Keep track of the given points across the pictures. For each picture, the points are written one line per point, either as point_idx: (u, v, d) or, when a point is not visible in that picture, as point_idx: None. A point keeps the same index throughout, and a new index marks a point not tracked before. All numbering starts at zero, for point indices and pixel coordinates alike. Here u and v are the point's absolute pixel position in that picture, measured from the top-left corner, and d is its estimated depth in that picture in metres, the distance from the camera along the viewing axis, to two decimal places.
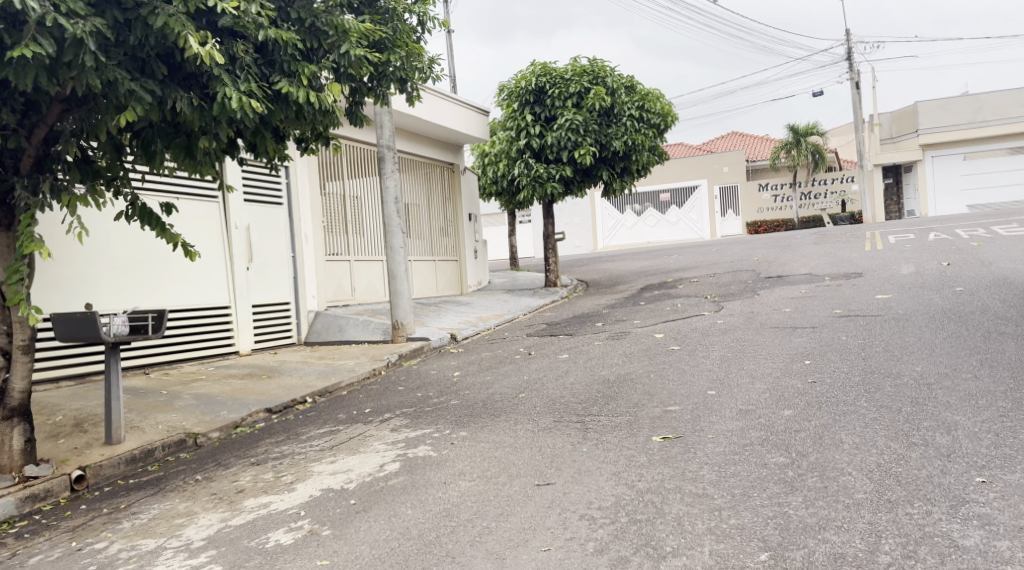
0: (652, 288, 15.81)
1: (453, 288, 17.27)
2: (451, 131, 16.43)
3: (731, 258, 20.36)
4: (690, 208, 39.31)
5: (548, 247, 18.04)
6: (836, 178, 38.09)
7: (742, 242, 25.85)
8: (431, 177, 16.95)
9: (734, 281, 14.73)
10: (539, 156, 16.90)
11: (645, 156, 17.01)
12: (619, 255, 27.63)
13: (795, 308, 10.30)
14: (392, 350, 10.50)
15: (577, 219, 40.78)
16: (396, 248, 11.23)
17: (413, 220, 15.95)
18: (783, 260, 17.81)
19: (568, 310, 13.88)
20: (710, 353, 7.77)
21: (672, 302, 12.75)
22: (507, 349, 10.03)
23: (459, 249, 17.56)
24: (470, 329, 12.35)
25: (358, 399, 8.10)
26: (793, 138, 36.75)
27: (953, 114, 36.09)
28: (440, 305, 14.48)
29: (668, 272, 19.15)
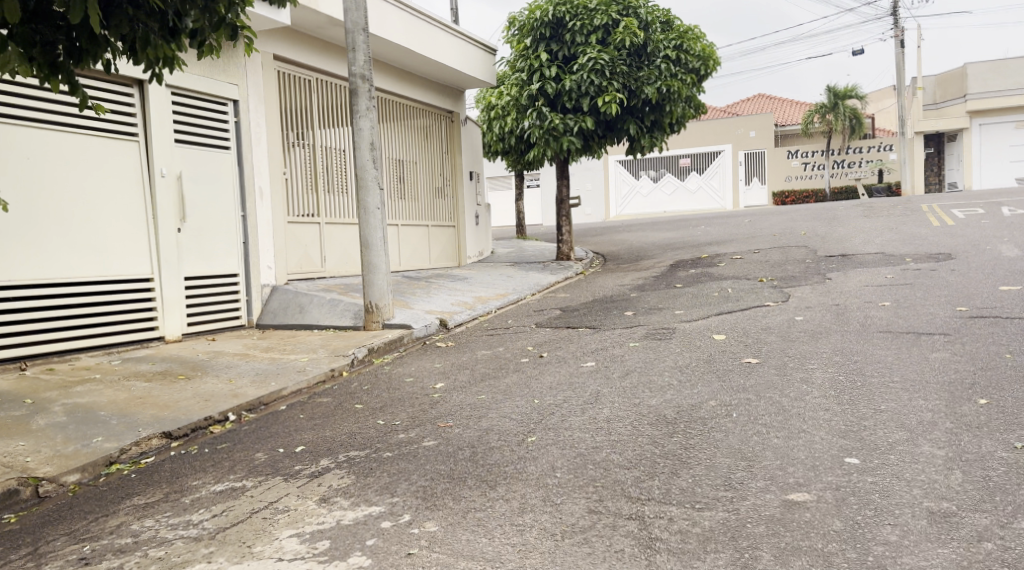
0: (687, 266, 13.27)
1: (450, 259, 14.76)
2: (446, 69, 13.94)
3: (772, 231, 17.74)
4: (712, 175, 36.56)
5: (562, 213, 15.48)
6: (874, 145, 35.50)
7: (777, 213, 23.19)
8: (425, 127, 14.35)
9: (790, 260, 12.18)
10: (554, 104, 14.29)
11: (681, 107, 14.46)
12: (638, 225, 25.00)
13: (895, 302, 7.78)
14: (362, 343, 8.04)
15: (589, 184, 38.13)
16: (373, 209, 8.71)
17: (401, 177, 13.39)
18: (839, 236, 15.20)
19: (587, 292, 11.36)
20: (810, 374, 5.27)
21: (720, 286, 10.22)
22: (512, 347, 7.55)
23: (458, 214, 15.02)
24: (467, 314, 9.90)
25: (295, 424, 5.62)
26: (830, 100, 34.20)
27: (1005, 78, 33.29)
28: (431, 281, 12.01)
29: (700, 246, 16.57)
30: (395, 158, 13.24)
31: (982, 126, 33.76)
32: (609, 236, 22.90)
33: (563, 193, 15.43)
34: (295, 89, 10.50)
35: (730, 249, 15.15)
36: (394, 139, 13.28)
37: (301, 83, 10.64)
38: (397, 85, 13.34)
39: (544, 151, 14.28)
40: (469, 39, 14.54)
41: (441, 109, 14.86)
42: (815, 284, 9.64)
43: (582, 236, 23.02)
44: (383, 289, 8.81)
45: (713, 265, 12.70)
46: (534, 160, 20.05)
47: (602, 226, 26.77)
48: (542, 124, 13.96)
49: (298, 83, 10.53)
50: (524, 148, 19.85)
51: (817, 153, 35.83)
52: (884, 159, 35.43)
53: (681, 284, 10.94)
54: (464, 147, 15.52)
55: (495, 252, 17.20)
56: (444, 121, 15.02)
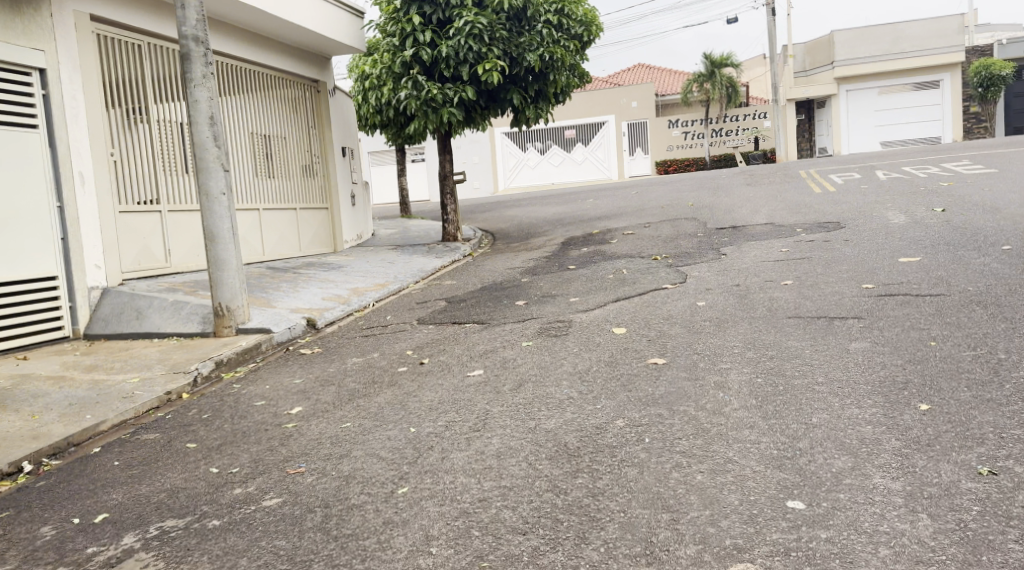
0: (577, 244, 12.58)
1: (325, 244, 13.56)
2: (301, 31, 12.71)
3: (660, 204, 17.32)
4: (597, 145, 36.23)
5: (445, 190, 14.47)
6: (749, 114, 36.15)
7: (664, 184, 22.91)
8: (286, 101, 13.10)
9: (681, 235, 11.66)
10: (431, 73, 13.28)
11: (564, 75, 13.80)
12: (525, 200, 24.28)
13: (799, 281, 7.25)
14: (208, 355, 6.91)
15: (476, 157, 36.83)
16: (216, 195, 7.65)
17: (262, 157, 12.12)
18: (727, 206, 14.85)
19: (472, 279, 10.47)
20: (726, 378, 4.58)
21: (613, 267, 9.55)
22: (388, 353, 6.60)
23: (332, 195, 13.82)
24: (339, 310, 8.84)
25: (110, 476, 4.53)
26: (707, 70, 34.47)
27: (869, 44, 34.20)
28: (302, 273, 10.83)
29: (588, 222, 15.95)
30: (253, 135, 11.98)
31: (850, 92, 34.72)
32: (496, 212, 22.07)
33: (445, 169, 14.41)
34: (120, 59, 9.20)
35: (618, 224, 14.58)
36: (250, 114, 12.01)
37: (128, 52, 9.33)
38: (248, 53, 12.08)
39: (421, 124, 13.25)
40: (331, 1, 13.30)
41: (303, 80, 13.62)
42: (711, 262, 9.08)
43: (468, 214, 22.13)
44: (234, 288, 7.74)
45: (604, 243, 12.05)
46: (413, 133, 18.93)
47: (489, 201, 25.92)
48: (419, 95, 12.93)
49: (123, 53, 9.22)
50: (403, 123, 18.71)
51: (697, 121, 36.15)
52: (759, 127, 36.12)
53: (571, 267, 10.21)
54: (334, 122, 14.30)
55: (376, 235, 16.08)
56: (309, 94, 13.78)
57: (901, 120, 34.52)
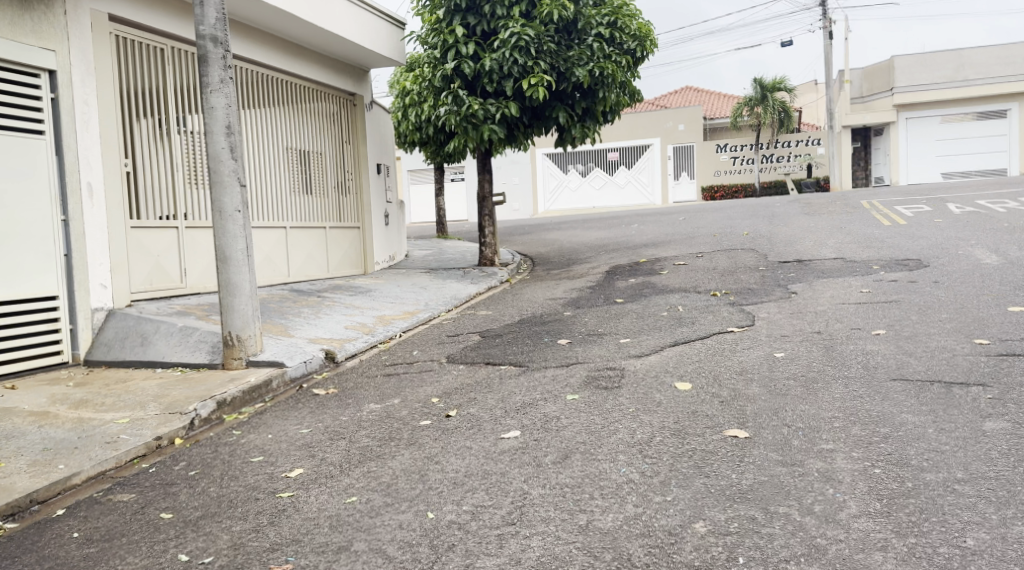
0: (624, 273, 11.64)
1: (355, 264, 12.76)
2: (339, 40, 11.97)
3: (712, 231, 16.30)
4: (640, 170, 35.38)
5: (484, 212, 13.65)
6: (802, 140, 34.66)
7: (713, 210, 21.87)
8: (319, 112, 12.36)
9: (741, 268, 10.67)
10: (472, 88, 12.50)
11: (615, 94, 12.89)
12: (567, 222, 23.39)
13: (892, 330, 6.24)
14: (209, 392, 6.09)
15: (516, 178, 36.55)
16: (230, 214, 6.83)
17: (290, 171, 11.38)
18: (787, 237, 13.79)
19: (510, 309, 9.58)
20: (828, 464, 3.61)
21: (668, 302, 8.60)
22: (411, 399, 5.71)
23: (364, 213, 13.03)
24: (362, 342, 7.98)
25: (59, 554, 3.69)
26: (758, 93, 33.24)
27: (931, 71, 32.87)
28: (326, 298, 10.01)
29: (635, 249, 15.00)
30: (282, 148, 11.25)
31: (909, 120, 33.34)
32: (537, 235, 21.20)
33: (484, 190, 13.60)
34: (138, 62, 8.52)
35: (668, 252, 13.61)
36: (280, 125, 11.29)
37: (148, 56, 8.67)
38: (284, 62, 11.40)
39: (461, 141, 12.45)
40: (372, 9, 12.62)
41: (339, 91, 12.89)
42: (780, 300, 8.09)
43: (507, 236, 21.31)
44: (246, 316, 6.90)
45: (656, 273, 11.08)
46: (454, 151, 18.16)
47: (531, 223, 25.10)
48: (459, 111, 12.14)
49: (143, 56, 8.54)
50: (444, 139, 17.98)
51: (746, 147, 34.97)
52: (813, 153, 34.63)
53: (620, 299, 9.29)
54: (370, 136, 13.53)
55: (411, 256, 15.28)
56: (344, 106, 13.03)
57: (963, 150, 33.02)
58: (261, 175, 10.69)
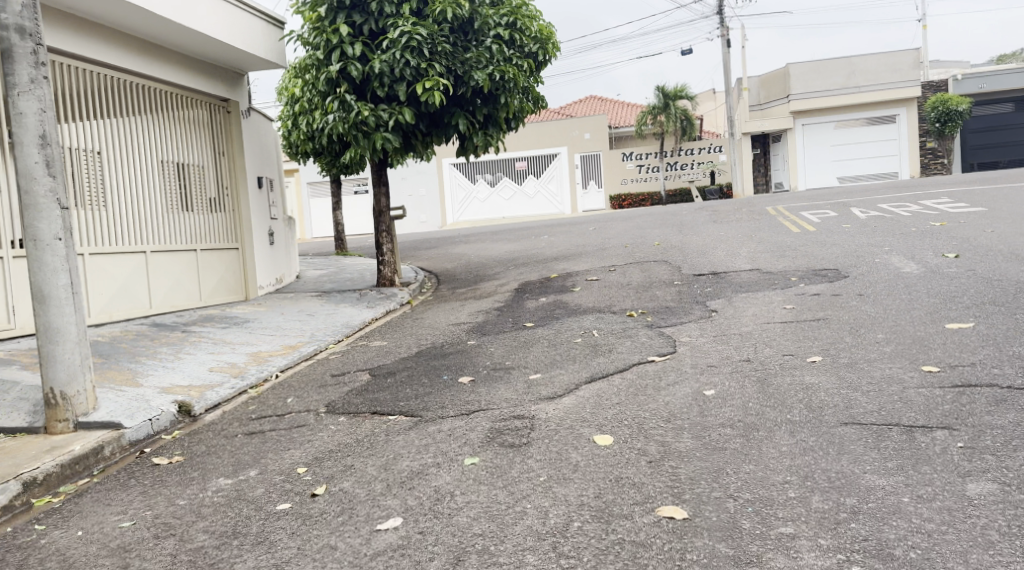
0: (532, 292, 10.79)
1: (236, 291, 11.55)
2: (208, 41, 10.72)
3: (622, 242, 15.68)
4: (549, 178, 34.88)
5: (381, 228, 12.56)
6: (705, 147, 34.72)
7: (622, 219, 21.34)
8: (188, 123, 11.14)
9: (655, 283, 9.97)
10: (362, 94, 11.45)
11: (518, 99, 12.08)
12: (473, 235, 22.51)
13: (830, 356, 5.55)
14: (16, 470, 5.06)
15: (422, 188, 35.45)
16: (48, 242, 5.83)
17: (151, 191, 10.18)
18: (699, 247, 13.24)
19: (407, 338, 8.57)
20: (791, 562, 2.84)
21: (580, 326, 7.77)
22: (272, 470, 4.67)
23: (245, 233, 11.83)
24: (225, 391, 7.01)
25: None
26: (660, 101, 33.17)
27: (825, 78, 33.48)
28: (195, 334, 8.86)
29: (543, 263, 14.21)
30: (141, 165, 10.05)
31: (806, 126, 33.89)
32: (443, 249, 20.22)
33: (381, 204, 12.54)
34: None
35: (577, 267, 12.86)
36: (139, 139, 10.07)
37: None
38: (144, 66, 10.13)
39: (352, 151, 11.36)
40: (248, 7, 11.43)
41: (212, 100, 11.67)
42: (701, 321, 7.37)
43: (410, 252, 20.26)
44: (71, 367, 5.94)
45: (565, 292, 10.27)
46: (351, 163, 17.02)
47: (437, 236, 24.12)
48: (348, 118, 11.07)
49: None
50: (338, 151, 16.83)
51: (651, 154, 34.89)
52: (715, 161, 34.79)
53: (528, 323, 8.42)
54: (250, 148, 12.28)
55: (304, 277, 14.11)
56: (219, 117, 11.83)
57: (857, 155, 33.76)
58: (114, 197, 9.51)
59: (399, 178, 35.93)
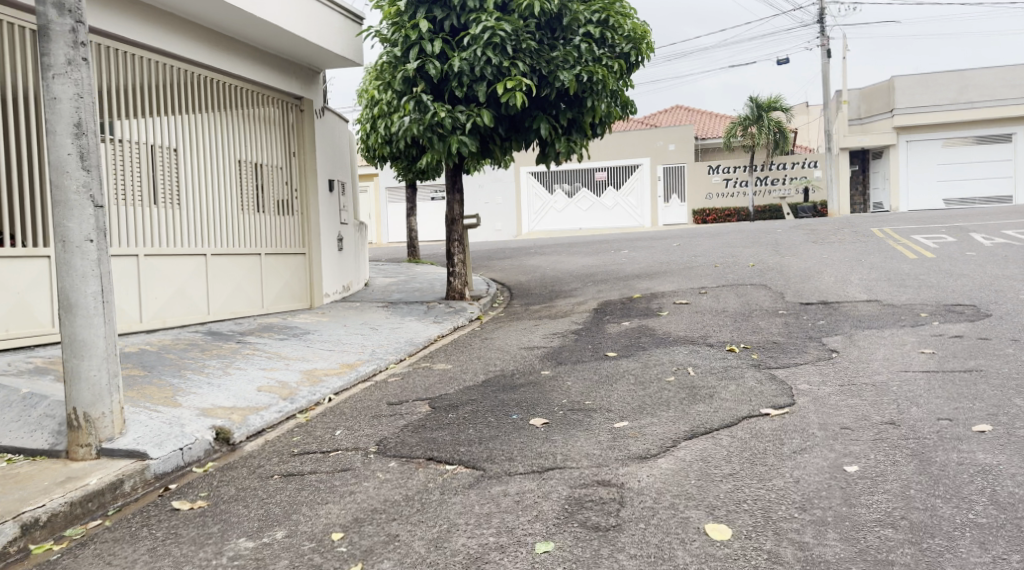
0: (617, 314, 9.78)
1: (301, 297, 10.86)
2: (284, 36, 10.04)
3: (712, 261, 14.52)
4: (629, 191, 33.75)
5: (453, 237, 11.69)
6: (799, 162, 32.82)
7: (709, 236, 20.12)
8: (257, 121, 10.50)
9: (757, 311, 8.86)
10: (439, 94, 10.66)
11: (606, 103, 11.10)
12: (550, 246, 21.60)
13: (1001, 426, 4.45)
14: (20, 508, 4.33)
15: (500, 197, 34.97)
16: (78, 244, 5.12)
17: (215, 190, 9.57)
18: (801, 270, 12.02)
19: (476, 362, 7.69)
20: None
21: (675, 359, 6.76)
22: (304, 535, 3.82)
23: (312, 237, 11.13)
24: (274, 414, 6.22)
25: None
26: (752, 112, 31.66)
27: (933, 92, 31.42)
28: (247, 347, 8.14)
29: (626, 281, 13.18)
30: (203, 164, 9.42)
31: (910, 143, 31.87)
32: (518, 259, 19.36)
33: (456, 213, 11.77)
34: None
35: (666, 287, 11.79)
36: (204, 136, 9.44)
37: None
38: (215, 59, 9.51)
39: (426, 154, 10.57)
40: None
41: (284, 98, 11.00)
42: (819, 363, 6.27)
43: (484, 261, 19.48)
44: (98, 387, 5.19)
45: (654, 316, 9.24)
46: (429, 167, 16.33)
47: (513, 245, 23.30)
48: (423, 119, 10.29)
49: None
50: (416, 152, 16.15)
51: (740, 168, 33.32)
52: (810, 177, 32.79)
53: (612, 351, 7.44)
54: (322, 148, 11.58)
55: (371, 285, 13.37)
56: (289, 115, 11.14)
57: (966, 176, 31.56)
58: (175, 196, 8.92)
59: (477, 186, 35.45)
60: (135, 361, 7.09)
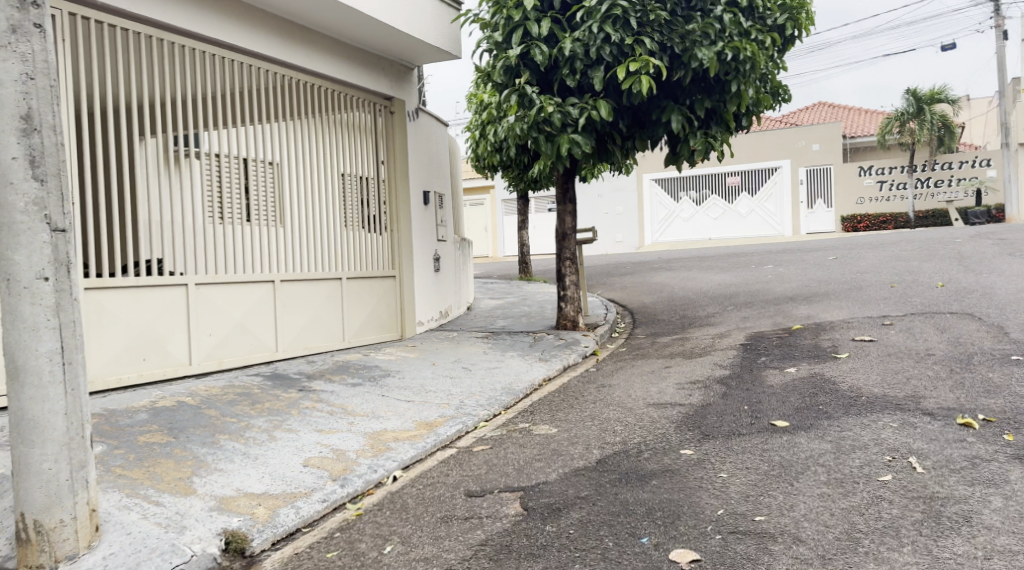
0: (775, 353, 7.61)
1: (390, 328, 9.21)
2: (364, 22, 8.43)
3: (885, 281, 11.97)
4: (764, 197, 30.74)
5: (565, 255, 9.88)
6: (967, 160, 29.09)
7: (870, 248, 17.37)
8: (339, 126, 8.95)
9: (978, 356, 6.50)
10: (546, 85, 8.83)
11: (753, 87, 8.96)
12: (679, 260, 19.39)
13: None
14: None
15: (621, 207, 32.87)
16: (24, 284, 3.56)
17: (285, 205, 8.10)
18: (1014, 294, 9.40)
19: (589, 423, 5.76)
20: None
21: (881, 440, 4.61)
22: None
23: (404, 256, 9.44)
24: (314, 506, 4.43)
25: None
26: (913, 105, 28.22)
27: None
28: (311, 397, 6.21)
29: (780, 305, 10.88)
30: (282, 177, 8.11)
31: None
32: (646, 276, 17.26)
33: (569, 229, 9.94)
34: None
35: (833, 315, 9.46)
36: (265, 144, 7.91)
37: None
38: (281, 51, 7.98)
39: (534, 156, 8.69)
40: None
41: (372, 99, 9.36)
42: None
43: (605, 279, 17.52)
44: (54, 488, 3.60)
45: (826, 359, 7.03)
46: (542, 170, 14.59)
47: (641, 260, 21.21)
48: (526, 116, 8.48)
49: None
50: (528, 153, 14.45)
51: (896, 169, 29.88)
52: (983, 176, 28.93)
53: (779, 417, 5.35)
54: (415, 153, 9.88)
55: (474, 310, 11.68)
56: (379, 119, 9.51)
57: None
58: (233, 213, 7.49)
59: (597, 196, 33.48)
60: (162, 421, 5.31)
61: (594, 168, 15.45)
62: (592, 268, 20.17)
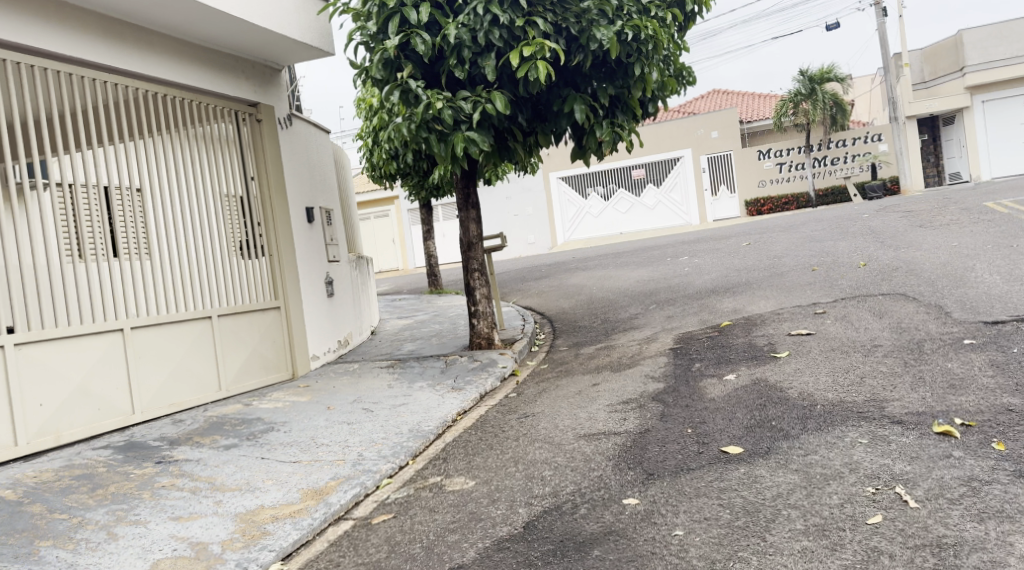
0: (710, 357, 6.89)
1: (279, 367, 8.08)
2: (215, 20, 7.32)
3: (806, 264, 11.53)
4: (671, 187, 30.71)
5: (471, 266, 8.97)
6: (860, 137, 29.64)
7: (783, 230, 17.08)
8: (201, 141, 7.82)
9: (930, 343, 5.91)
10: (433, 79, 7.90)
11: (656, 69, 8.31)
12: (594, 258, 18.75)
13: None
14: None
15: (529, 208, 32.30)
16: None
17: (149, 237, 7.02)
18: (942, 268, 8.99)
19: (512, 470, 4.87)
20: None
21: (857, 465, 3.86)
22: None
23: (288, 284, 8.33)
24: None
25: None
26: (805, 86, 28.47)
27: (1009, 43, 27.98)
28: (171, 472, 5.36)
29: (704, 300, 10.25)
30: (148, 205, 7.06)
31: (986, 102, 28.41)
32: (560, 278, 16.53)
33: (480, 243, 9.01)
34: None
35: (761, 306, 8.84)
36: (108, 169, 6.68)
37: None
38: (115, 59, 6.79)
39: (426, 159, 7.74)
40: None
41: (232, 107, 8.19)
42: None
43: (519, 285, 16.71)
44: None
45: (766, 360, 6.33)
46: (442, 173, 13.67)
47: (554, 261, 20.52)
48: (413, 114, 7.52)
49: None
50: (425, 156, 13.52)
51: (794, 150, 30.15)
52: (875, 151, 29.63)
53: (731, 442, 4.58)
54: (292, 166, 8.78)
55: (378, 335, 10.64)
56: (244, 131, 8.37)
57: None
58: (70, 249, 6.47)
59: (503, 198, 32.75)
60: None
61: (497, 168, 14.64)
62: (505, 274, 19.35)
